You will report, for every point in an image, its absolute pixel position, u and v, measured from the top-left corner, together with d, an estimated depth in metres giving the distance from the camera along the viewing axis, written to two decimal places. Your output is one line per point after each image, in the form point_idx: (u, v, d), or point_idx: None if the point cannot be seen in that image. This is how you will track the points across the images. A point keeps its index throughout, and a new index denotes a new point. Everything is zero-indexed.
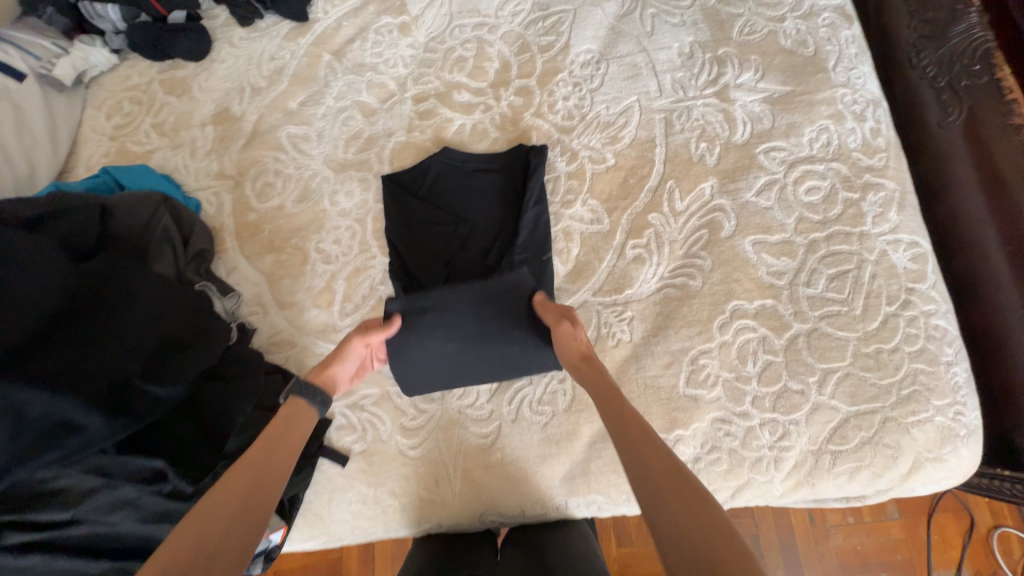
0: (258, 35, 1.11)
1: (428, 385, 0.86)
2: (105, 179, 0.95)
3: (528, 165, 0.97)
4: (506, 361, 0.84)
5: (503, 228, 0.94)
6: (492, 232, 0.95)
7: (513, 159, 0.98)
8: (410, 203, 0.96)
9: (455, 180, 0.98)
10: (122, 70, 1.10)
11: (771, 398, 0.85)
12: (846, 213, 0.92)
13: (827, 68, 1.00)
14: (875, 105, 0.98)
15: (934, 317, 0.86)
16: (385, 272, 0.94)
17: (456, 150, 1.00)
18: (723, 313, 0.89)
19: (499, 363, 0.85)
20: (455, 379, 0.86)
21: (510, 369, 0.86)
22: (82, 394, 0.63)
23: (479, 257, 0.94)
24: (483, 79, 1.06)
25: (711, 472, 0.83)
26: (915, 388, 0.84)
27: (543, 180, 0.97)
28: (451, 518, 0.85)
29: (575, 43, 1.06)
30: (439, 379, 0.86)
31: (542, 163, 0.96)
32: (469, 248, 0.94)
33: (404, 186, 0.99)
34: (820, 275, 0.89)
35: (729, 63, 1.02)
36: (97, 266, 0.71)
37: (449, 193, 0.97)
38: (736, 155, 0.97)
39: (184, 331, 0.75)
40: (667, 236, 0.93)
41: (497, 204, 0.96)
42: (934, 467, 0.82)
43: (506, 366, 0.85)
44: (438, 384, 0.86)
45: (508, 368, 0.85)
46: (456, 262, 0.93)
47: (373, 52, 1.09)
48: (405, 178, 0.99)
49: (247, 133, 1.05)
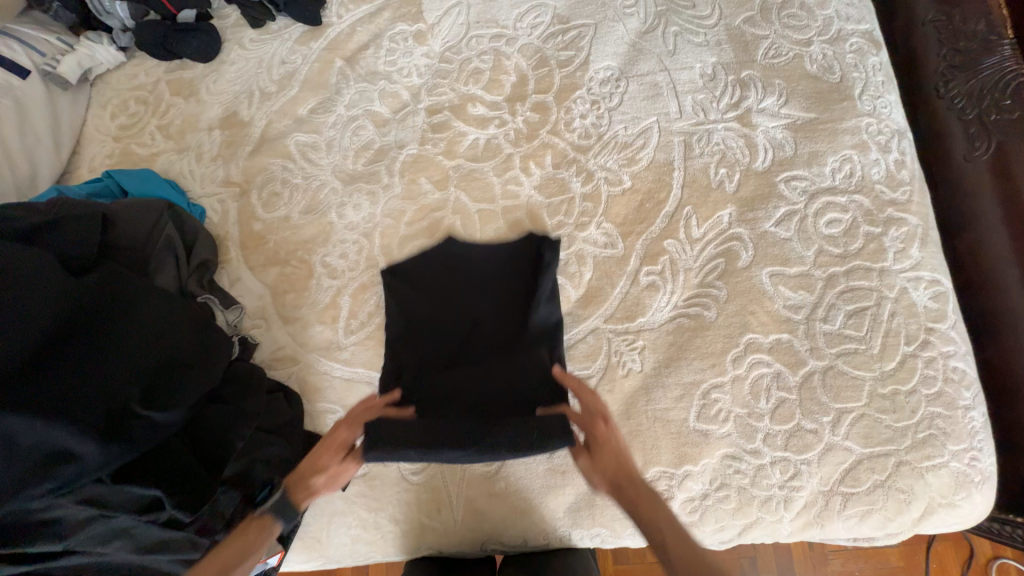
0: (269, 37, 1.08)
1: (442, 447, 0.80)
2: (107, 183, 0.93)
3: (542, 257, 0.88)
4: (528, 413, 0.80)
5: (506, 318, 0.86)
6: (494, 316, 0.86)
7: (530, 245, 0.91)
8: (418, 275, 0.90)
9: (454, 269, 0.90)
10: (128, 68, 1.08)
11: (783, 435, 0.83)
12: (867, 248, 0.90)
13: (853, 95, 0.97)
14: (900, 136, 0.95)
15: (953, 359, 0.84)
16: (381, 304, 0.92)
17: (462, 238, 0.94)
18: (738, 346, 0.87)
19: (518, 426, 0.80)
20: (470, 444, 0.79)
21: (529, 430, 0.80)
22: (78, 420, 0.61)
23: (475, 341, 0.84)
24: (499, 92, 1.03)
25: (720, 510, 0.82)
26: (930, 432, 0.82)
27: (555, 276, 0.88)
28: (451, 545, 0.84)
29: (595, 59, 1.03)
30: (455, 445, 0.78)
31: (555, 258, 0.87)
32: (476, 331, 0.85)
33: (400, 276, 0.90)
34: (837, 311, 0.87)
35: (752, 87, 0.99)
36: (95, 281, 0.69)
37: (458, 270, 0.90)
38: (756, 182, 0.94)
39: (184, 349, 0.73)
40: (682, 263, 0.91)
41: (504, 290, 0.88)
42: (946, 513, 0.81)
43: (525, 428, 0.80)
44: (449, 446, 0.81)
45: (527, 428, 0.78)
46: (459, 349, 0.84)
47: (387, 60, 1.06)
48: (402, 265, 0.91)
49: (255, 139, 1.03)
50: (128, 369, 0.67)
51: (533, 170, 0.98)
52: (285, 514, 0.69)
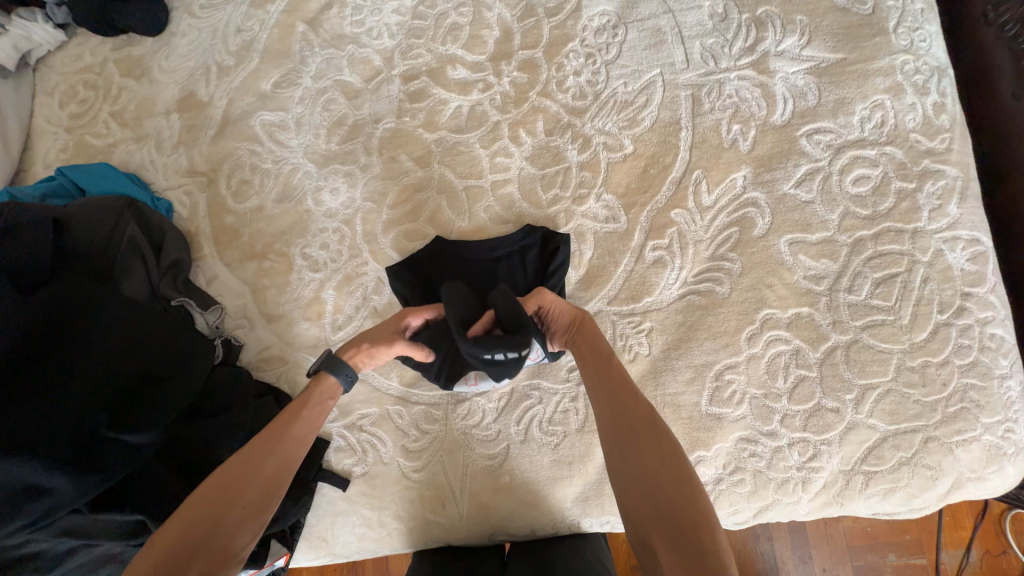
0: (221, 2, 0.97)
1: (463, 382, 0.78)
2: (62, 181, 0.85)
3: (551, 251, 0.83)
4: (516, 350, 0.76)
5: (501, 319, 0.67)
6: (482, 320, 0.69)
7: (538, 241, 0.84)
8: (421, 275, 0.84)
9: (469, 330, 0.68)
10: (72, 49, 0.97)
11: (802, 416, 0.78)
12: (898, 207, 0.80)
13: (887, 29, 0.84)
14: (941, 74, 0.83)
15: (991, 326, 0.77)
16: (371, 292, 0.86)
17: (457, 239, 0.86)
18: (753, 324, 0.80)
19: None
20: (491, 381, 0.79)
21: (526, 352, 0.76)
22: (40, 453, 0.57)
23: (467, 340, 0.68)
24: (481, 51, 0.91)
25: (734, 494, 0.78)
26: (962, 405, 0.76)
27: (565, 269, 0.83)
28: (459, 539, 0.81)
29: (588, 4, 0.90)
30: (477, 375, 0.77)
31: (566, 252, 0.82)
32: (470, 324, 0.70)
33: (440, 263, 0.84)
34: (864, 279, 0.80)
35: (770, 26, 0.87)
36: (49, 296, 0.64)
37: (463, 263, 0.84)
38: (774, 139, 0.84)
39: (157, 364, 0.69)
40: (691, 236, 0.83)
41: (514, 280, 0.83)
42: (975, 487, 0.76)
43: None
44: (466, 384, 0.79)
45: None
46: None
47: (354, 21, 0.94)
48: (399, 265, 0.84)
49: (217, 122, 0.93)
50: (95, 392, 0.62)
51: (523, 139, 0.88)
52: (340, 368, 0.69)
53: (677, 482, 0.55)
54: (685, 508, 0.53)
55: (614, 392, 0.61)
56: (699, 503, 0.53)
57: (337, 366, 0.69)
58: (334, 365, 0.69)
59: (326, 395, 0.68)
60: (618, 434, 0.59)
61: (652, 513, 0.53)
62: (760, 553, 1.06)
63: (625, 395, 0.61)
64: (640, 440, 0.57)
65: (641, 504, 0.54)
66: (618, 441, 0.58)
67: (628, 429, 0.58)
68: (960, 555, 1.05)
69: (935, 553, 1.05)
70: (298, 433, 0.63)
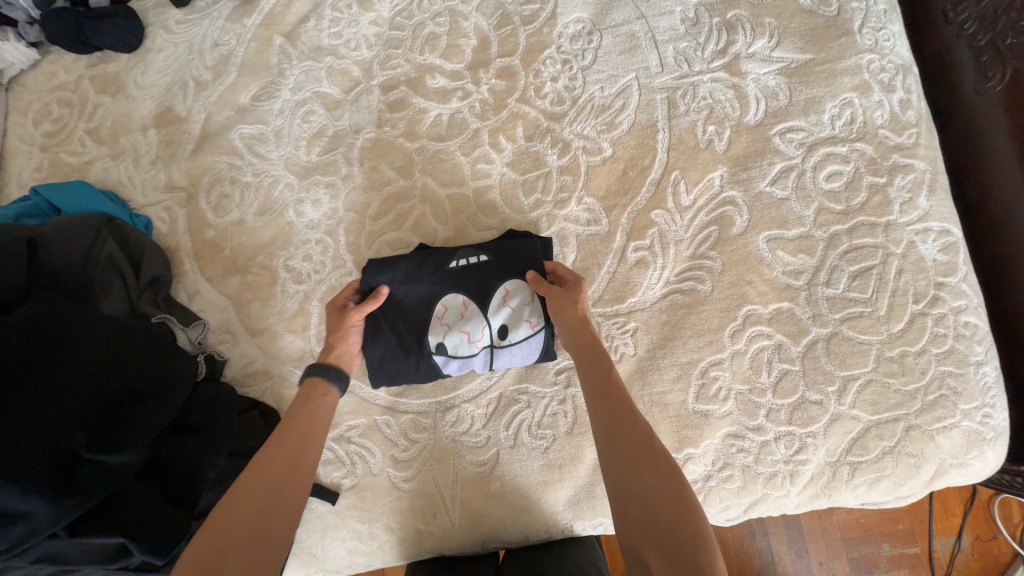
0: (197, 17, 0.96)
1: (440, 321, 0.79)
2: (37, 201, 0.84)
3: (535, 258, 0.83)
4: (514, 304, 0.79)
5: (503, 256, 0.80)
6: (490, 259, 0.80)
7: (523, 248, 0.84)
8: None
9: (432, 269, 0.79)
10: (45, 67, 0.96)
11: (787, 409, 0.79)
12: (871, 201, 0.83)
13: (852, 30, 0.87)
14: (906, 72, 0.86)
15: (964, 314, 0.79)
16: None
17: (441, 246, 0.86)
18: (735, 320, 0.81)
19: (505, 306, 0.79)
20: (466, 334, 0.79)
21: (525, 317, 0.79)
22: (16, 478, 0.55)
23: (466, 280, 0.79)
24: (459, 59, 0.92)
25: (723, 490, 0.78)
26: (941, 393, 0.78)
27: None
28: (452, 548, 0.81)
29: (563, 11, 0.92)
30: (449, 300, 0.79)
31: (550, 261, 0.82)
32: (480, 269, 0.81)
33: None
34: (841, 273, 0.81)
35: (740, 29, 0.89)
36: (21, 316, 0.62)
37: None
38: (749, 138, 0.86)
39: (135, 380, 0.68)
40: (672, 235, 0.84)
41: None
42: (957, 473, 0.77)
43: (520, 312, 0.79)
44: (441, 325, 0.79)
45: (520, 302, 0.79)
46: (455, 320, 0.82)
47: (331, 32, 0.95)
48: None
49: (196, 136, 0.93)
50: (72, 413, 0.61)
51: (503, 145, 0.89)
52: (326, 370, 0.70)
53: (674, 498, 0.55)
54: (682, 524, 0.53)
55: (615, 403, 0.61)
56: (693, 518, 0.53)
57: (316, 368, 0.70)
58: (320, 369, 0.70)
59: (318, 392, 0.68)
60: (617, 445, 0.59)
61: (646, 523, 0.54)
62: (757, 550, 1.07)
63: (625, 409, 0.61)
64: (637, 452, 0.58)
65: (638, 519, 0.54)
66: (617, 452, 0.58)
67: (627, 442, 0.58)
68: (951, 542, 1.06)
69: (927, 540, 1.06)
70: (299, 437, 0.62)
